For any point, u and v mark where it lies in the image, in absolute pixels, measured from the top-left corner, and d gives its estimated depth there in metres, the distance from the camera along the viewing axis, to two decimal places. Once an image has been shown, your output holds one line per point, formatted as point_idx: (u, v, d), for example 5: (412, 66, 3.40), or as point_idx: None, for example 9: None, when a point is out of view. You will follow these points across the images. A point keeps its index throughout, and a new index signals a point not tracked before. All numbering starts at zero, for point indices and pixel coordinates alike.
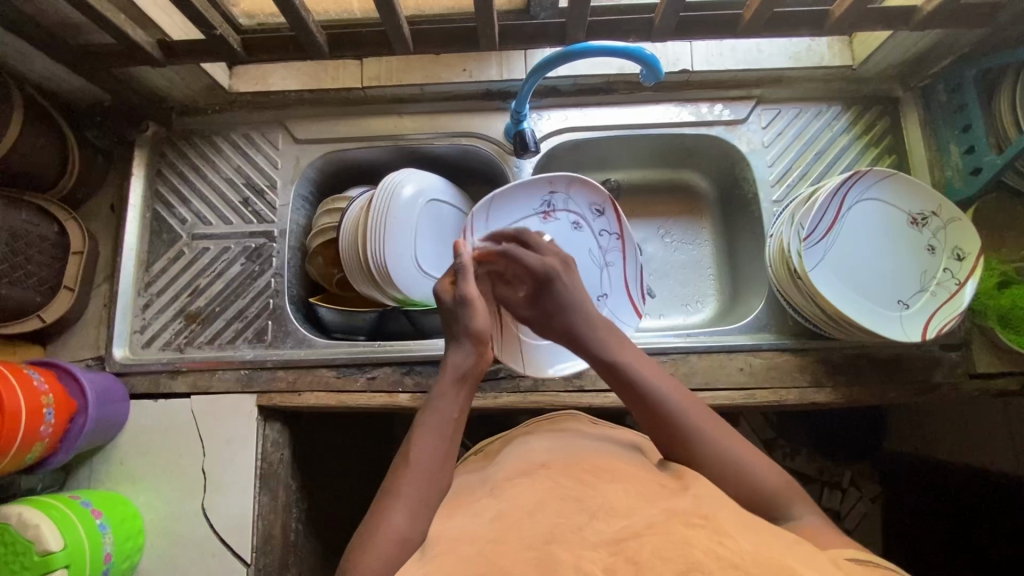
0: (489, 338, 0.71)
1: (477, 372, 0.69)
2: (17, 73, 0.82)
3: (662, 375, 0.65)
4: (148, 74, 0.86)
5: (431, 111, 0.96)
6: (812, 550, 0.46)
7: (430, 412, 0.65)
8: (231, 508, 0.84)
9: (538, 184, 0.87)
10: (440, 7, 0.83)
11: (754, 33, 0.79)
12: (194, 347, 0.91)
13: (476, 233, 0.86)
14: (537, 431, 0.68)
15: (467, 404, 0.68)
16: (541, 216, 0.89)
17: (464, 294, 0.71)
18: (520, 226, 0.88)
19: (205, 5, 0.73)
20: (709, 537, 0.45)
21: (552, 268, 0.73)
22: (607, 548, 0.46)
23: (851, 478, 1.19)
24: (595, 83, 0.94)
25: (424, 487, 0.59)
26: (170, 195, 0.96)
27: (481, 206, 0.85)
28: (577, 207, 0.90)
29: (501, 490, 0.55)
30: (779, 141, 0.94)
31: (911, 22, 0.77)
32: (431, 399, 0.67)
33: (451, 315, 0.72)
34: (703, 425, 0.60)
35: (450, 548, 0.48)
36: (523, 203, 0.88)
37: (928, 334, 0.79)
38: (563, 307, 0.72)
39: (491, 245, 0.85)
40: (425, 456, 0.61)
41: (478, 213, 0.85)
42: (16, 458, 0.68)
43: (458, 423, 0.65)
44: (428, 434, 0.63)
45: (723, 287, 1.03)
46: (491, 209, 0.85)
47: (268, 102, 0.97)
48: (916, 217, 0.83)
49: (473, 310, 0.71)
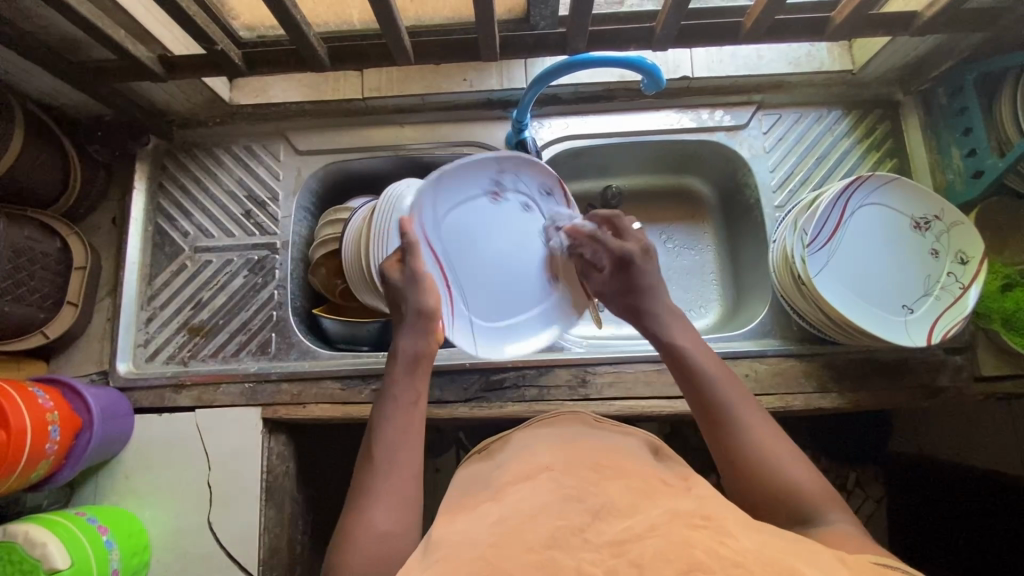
0: (437, 314, 0.69)
1: (428, 354, 0.69)
2: (17, 88, 0.81)
3: (714, 360, 0.67)
4: (149, 88, 0.86)
5: (432, 121, 0.96)
6: (817, 550, 0.46)
7: (388, 400, 0.66)
8: (237, 523, 0.84)
9: (485, 161, 0.74)
10: (439, 17, 0.83)
11: (755, 40, 0.79)
12: (198, 360, 0.91)
13: (423, 217, 0.71)
14: (522, 430, 0.69)
15: (426, 387, 0.68)
16: (490, 197, 0.77)
17: (412, 271, 0.69)
18: (466, 207, 0.76)
19: (206, 20, 0.73)
20: (711, 538, 0.44)
21: (634, 255, 0.75)
22: (609, 549, 0.46)
23: (857, 479, 1.18)
24: (595, 91, 0.94)
25: (394, 481, 0.59)
26: (172, 208, 0.96)
27: (428, 184, 0.69)
28: (528, 187, 0.80)
29: (505, 495, 0.55)
30: (780, 146, 0.94)
31: (911, 28, 0.77)
32: (387, 388, 0.67)
33: (400, 296, 0.69)
34: (743, 415, 0.62)
35: (453, 550, 0.48)
36: (470, 182, 0.75)
37: (934, 339, 0.79)
38: (642, 287, 0.74)
39: (439, 229, 0.73)
40: (389, 445, 0.62)
41: (428, 193, 0.70)
42: (22, 478, 0.68)
43: (418, 408, 0.66)
44: (388, 423, 0.64)
45: (726, 293, 1.03)
46: (440, 187, 0.71)
47: (268, 113, 0.96)
48: (919, 221, 0.83)
49: (424, 286, 0.69)
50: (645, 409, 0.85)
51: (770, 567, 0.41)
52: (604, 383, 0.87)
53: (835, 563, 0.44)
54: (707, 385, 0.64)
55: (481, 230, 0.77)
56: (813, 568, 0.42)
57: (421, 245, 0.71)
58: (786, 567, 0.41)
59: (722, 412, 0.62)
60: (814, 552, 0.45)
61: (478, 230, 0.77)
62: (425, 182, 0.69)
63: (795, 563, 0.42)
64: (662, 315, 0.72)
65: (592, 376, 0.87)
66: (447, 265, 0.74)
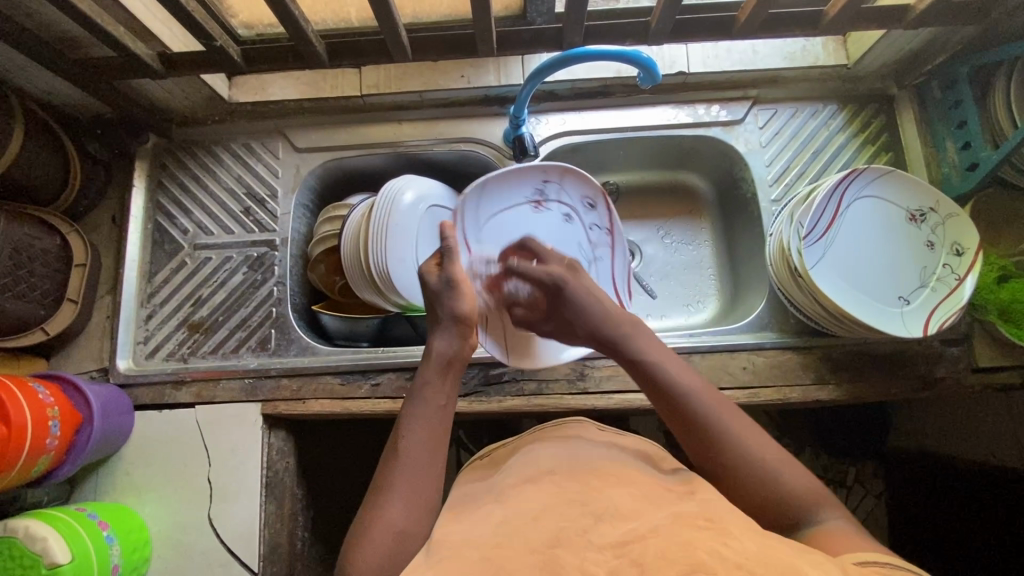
0: (472, 320, 0.71)
1: (461, 357, 0.69)
2: (17, 86, 0.82)
3: (686, 372, 0.64)
4: (148, 86, 0.87)
5: (430, 118, 0.97)
6: (818, 550, 0.46)
7: (417, 402, 0.65)
8: (238, 518, 0.84)
9: (533, 171, 0.84)
10: (437, 14, 0.84)
11: (750, 34, 0.80)
12: (198, 357, 0.91)
13: (466, 217, 0.81)
14: (541, 432, 0.69)
15: (455, 390, 0.68)
16: (533, 204, 0.87)
17: (449, 276, 0.71)
18: (508, 213, 0.85)
19: (204, 17, 0.74)
20: (714, 539, 0.45)
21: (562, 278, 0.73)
22: (611, 550, 0.46)
23: (857, 475, 1.21)
24: (591, 87, 0.94)
25: (419, 480, 0.59)
26: (171, 206, 0.96)
27: (472, 191, 0.80)
28: (569, 199, 0.87)
29: (508, 498, 0.56)
30: (776, 141, 0.94)
31: (904, 21, 0.77)
32: (418, 387, 0.66)
33: (436, 299, 0.71)
34: (751, 451, 0.59)
35: (457, 552, 0.48)
36: (515, 190, 0.85)
37: (929, 330, 0.79)
38: (580, 316, 0.71)
39: (482, 233, 0.83)
40: (418, 443, 0.61)
41: (472, 197, 0.81)
42: (24, 471, 0.69)
43: (447, 412, 0.65)
44: (418, 424, 0.63)
45: (723, 287, 1.03)
46: (483, 195, 0.81)
47: (267, 112, 0.97)
48: (915, 213, 0.84)
49: (462, 292, 0.71)
50: (643, 403, 0.86)
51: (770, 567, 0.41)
52: (602, 376, 0.87)
53: (835, 565, 0.44)
54: (714, 444, 0.60)
55: (517, 233, 0.86)
56: (812, 568, 0.42)
57: (463, 244, 0.81)
58: (786, 566, 0.41)
59: (735, 466, 0.58)
60: (814, 552, 0.45)
61: (515, 234, 0.86)
62: (468, 192, 0.80)
63: (794, 563, 0.42)
64: (634, 337, 0.68)
65: (591, 369, 0.88)
66: (485, 266, 0.83)
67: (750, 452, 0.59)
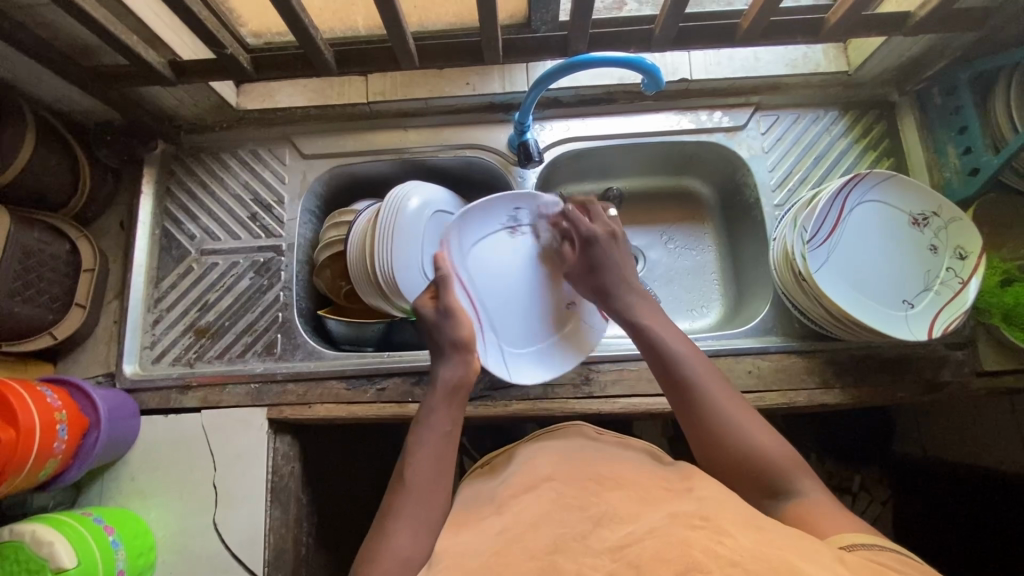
0: (472, 344, 0.72)
1: (467, 383, 0.70)
2: (29, 94, 0.83)
3: (682, 340, 0.68)
4: (159, 95, 0.88)
5: (436, 124, 0.98)
6: (816, 549, 0.46)
7: (425, 428, 0.66)
8: (244, 524, 0.84)
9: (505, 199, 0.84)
10: (443, 23, 0.85)
11: (752, 42, 0.81)
12: (204, 362, 0.91)
13: (453, 247, 0.81)
14: (533, 439, 0.70)
15: (461, 416, 0.68)
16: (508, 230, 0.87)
17: (445, 303, 0.73)
18: (487, 240, 0.86)
19: (215, 25, 0.75)
20: (708, 538, 0.45)
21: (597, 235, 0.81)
22: (609, 555, 0.46)
23: (862, 482, 1.18)
24: (595, 93, 0.95)
25: (427, 503, 0.60)
26: (179, 212, 0.97)
27: (454, 224, 0.80)
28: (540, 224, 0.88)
29: (510, 503, 0.56)
30: (779, 146, 0.95)
31: (905, 28, 0.78)
32: (423, 413, 0.67)
33: (434, 327, 0.73)
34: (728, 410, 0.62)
35: (458, 556, 0.48)
36: (491, 217, 0.85)
37: (934, 333, 0.79)
38: (598, 266, 0.79)
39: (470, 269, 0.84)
40: (423, 471, 0.62)
41: (454, 229, 0.81)
42: (31, 475, 0.69)
43: (452, 438, 0.66)
44: (424, 450, 0.64)
45: (728, 292, 1.03)
46: (463, 226, 0.82)
47: (275, 118, 0.98)
48: (918, 217, 0.84)
49: (457, 320, 0.72)
50: (648, 407, 0.86)
51: (768, 565, 0.42)
52: (608, 380, 0.88)
53: (833, 561, 0.44)
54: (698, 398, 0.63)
55: (499, 261, 0.87)
56: (809, 564, 0.42)
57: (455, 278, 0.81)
58: (783, 562, 0.42)
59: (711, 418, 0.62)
60: (814, 550, 0.45)
61: (497, 263, 0.87)
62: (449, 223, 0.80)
63: (791, 558, 0.42)
64: (635, 292, 0.76)
65: (596, 374, 0.88)
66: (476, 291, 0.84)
67: (739, 418, 0.62)
